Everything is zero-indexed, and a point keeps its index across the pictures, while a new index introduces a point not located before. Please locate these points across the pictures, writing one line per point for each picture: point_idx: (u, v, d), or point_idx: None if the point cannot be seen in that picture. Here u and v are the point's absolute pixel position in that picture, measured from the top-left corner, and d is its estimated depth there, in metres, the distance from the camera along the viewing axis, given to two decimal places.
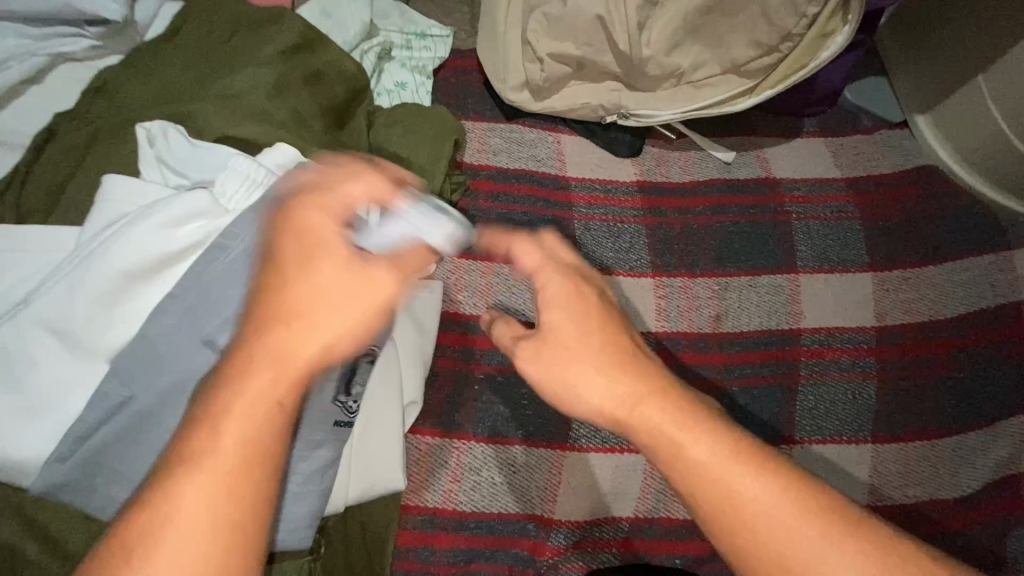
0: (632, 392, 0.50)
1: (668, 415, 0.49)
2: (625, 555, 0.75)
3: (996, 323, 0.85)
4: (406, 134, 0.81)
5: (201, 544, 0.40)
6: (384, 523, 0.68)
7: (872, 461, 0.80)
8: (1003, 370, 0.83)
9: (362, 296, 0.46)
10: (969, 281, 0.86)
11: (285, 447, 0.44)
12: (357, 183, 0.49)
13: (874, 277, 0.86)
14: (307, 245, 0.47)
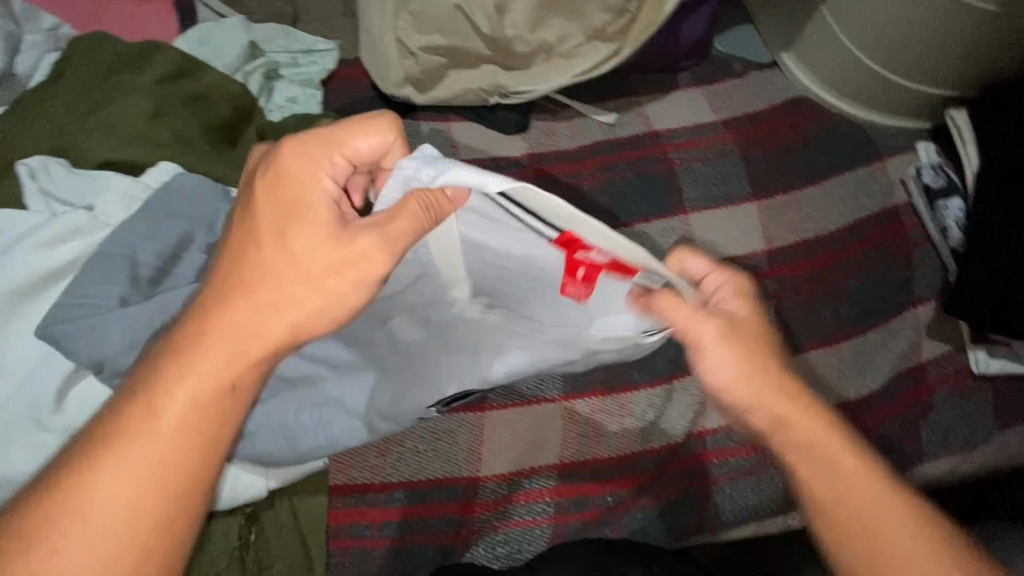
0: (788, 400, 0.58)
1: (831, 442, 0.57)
2: (558, 501, 0.78)
3: (878, 229, 0.90)
4: None
5: (134, 498, 0.47)
6: (312, 504, 0.71)
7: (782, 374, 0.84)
8: (887, 270, 0.88)
9: (337, 267, 0.51)
10: (848, 195, 0.92)
11: (161, 396, 0.49)
12: (362, 136, 0.50)
13: (759, 205, 0.92)
14: (287, 207, 0.51)
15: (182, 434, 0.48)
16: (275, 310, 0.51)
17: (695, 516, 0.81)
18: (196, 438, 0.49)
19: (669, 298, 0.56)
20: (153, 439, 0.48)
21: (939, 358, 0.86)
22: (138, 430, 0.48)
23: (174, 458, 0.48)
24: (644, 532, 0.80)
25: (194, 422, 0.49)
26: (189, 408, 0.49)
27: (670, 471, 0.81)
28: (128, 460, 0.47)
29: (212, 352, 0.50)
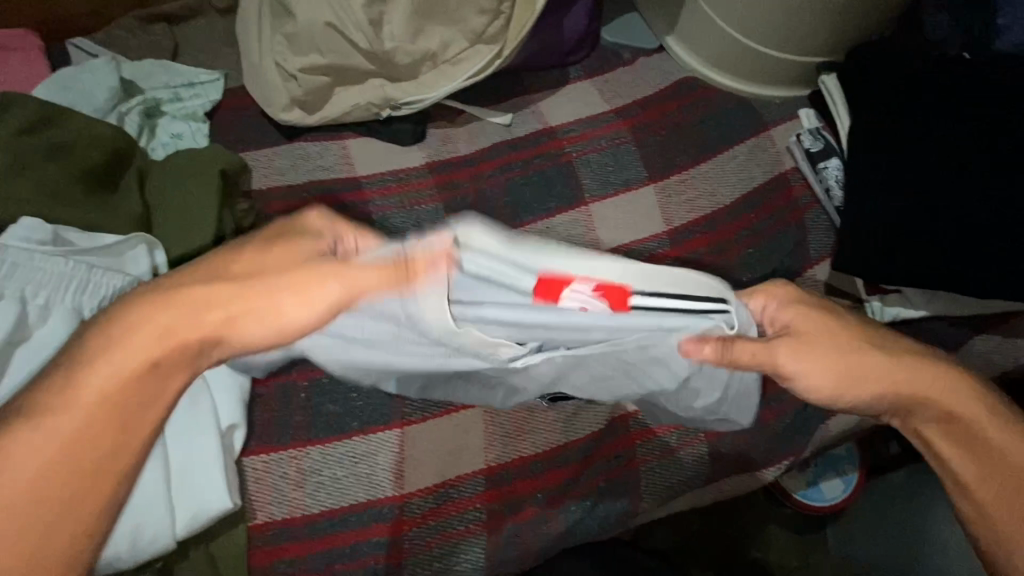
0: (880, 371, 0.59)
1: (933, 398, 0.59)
2: (489, 507, 0.77)
3: (770, 197, 0.93)
4: (179, 182, 0.83)
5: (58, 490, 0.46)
6: (226, 547, 0.69)
7: None
8: (783, 235, 0.91)
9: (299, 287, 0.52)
10: (738, 167, 0.95)
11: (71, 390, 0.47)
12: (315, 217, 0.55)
13: (657, 187, 0.94)
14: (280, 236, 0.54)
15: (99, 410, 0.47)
16: (204, 311, 0.50)
17: (630, 500, 0.82)
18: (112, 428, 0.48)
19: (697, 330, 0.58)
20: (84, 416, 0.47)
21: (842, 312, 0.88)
22: (66, 403, 0.47)
23: (91, 436, 0.47)
24: (580, 523, 0.80)
25: (116, 402, 0.48)
26: (113, 386, 0.48)
27: (598, 459, 0.82)
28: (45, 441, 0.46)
29: (136, 337, 0.49)
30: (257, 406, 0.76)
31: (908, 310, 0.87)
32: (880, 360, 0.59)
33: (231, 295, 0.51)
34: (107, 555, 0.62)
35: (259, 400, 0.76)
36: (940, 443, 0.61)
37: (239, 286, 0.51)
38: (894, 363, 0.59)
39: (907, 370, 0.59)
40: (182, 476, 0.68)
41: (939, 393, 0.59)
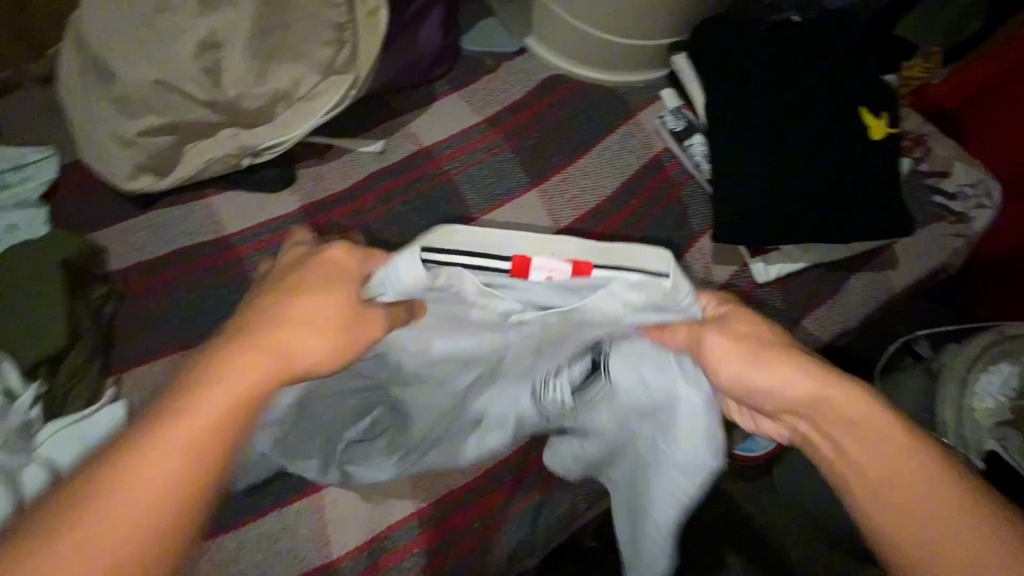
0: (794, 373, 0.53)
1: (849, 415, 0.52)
2: (427, 549, 0.75)
3: (648, 181, 0.96)
4: (18, 283, 0.78)
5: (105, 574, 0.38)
6: None
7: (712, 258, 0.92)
8: (666, 215, 0.94)
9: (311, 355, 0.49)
10: (614, 156, 0.97)
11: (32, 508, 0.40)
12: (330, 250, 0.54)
13: (539, 191, 0.95)
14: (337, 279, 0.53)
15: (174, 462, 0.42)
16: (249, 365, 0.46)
17: (569, 505, 0.82)
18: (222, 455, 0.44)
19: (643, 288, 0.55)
20: (182, 442, 0.42)
21: (729, 278, 0.93)
22: (177, 421, 0.43)
23: (161, 474, 0.41)
24: (523, 539, 0.79)
25: (214, 435, 0.44)
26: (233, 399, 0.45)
27: (529, 473, 0.81)
28: (145, 470, 0.41)
29: (247, 361, 0.46)
30: None
31: (787, 265, 0.92)
32: (798, 366, 0.53)
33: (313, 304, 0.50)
34: None
35: None
36: (858, 452, 0.52)
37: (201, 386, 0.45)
38: (818, 369, 0.53)
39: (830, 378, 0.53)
40: None
41: (855, 424, 0.52)
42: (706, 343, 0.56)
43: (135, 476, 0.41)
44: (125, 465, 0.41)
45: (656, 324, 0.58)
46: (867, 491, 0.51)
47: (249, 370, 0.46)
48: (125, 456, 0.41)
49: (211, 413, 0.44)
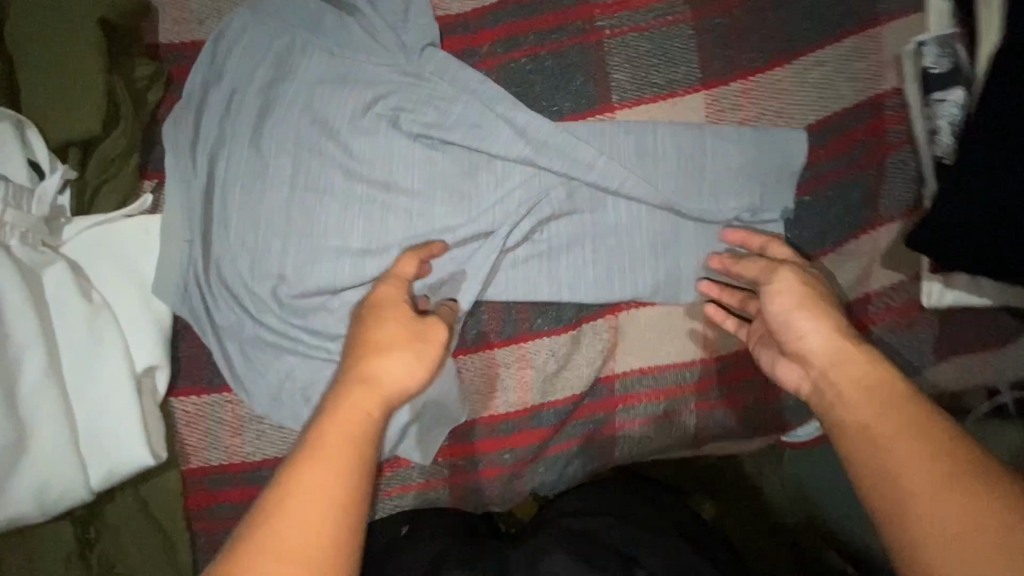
0: (822, 345, 0.53)
1: (868, 416, 0.47)
2: (453, 462, 0.71)
3: (851, 128, 0.72)
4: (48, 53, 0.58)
5: None
6: (173, 497, 0.62)
7: (883, 246, 0.73)
8: (854, 182, 0.72)
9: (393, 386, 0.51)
10: (823, 79, 0.71)
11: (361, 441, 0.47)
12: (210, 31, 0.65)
13: (709, 103, 0.71)
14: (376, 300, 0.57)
15: (356, 445, 0.46)
16: (390, 365, 0.51)
17: (600, 461, 0.76)
18: (366, 452, 0.47)
19: (407, 148, 0.66)
20: (367, 468, 0.46)
21: (887, 288, 0.74)
22: (314, 475, 0.44)
23: (363, 480, 0.45)
24: (549, 480, 0.75)
25: (375, 444, 0.48)
26: (341, 433, 0.46)
27: (574, 421, 0.74)
28: (315, 496, 0.43)
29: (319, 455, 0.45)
30: (182, 340, 0.63)
31: (972, 298, 0.71)
32: (830, 345, 0.52)
33: (402, 366, 0.51)
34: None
35: (184, 335, 0.63)
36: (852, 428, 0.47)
37: (378, 356, 0.52)
38: (861, 390, 0.48)
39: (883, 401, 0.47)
40: (88, 425, 0.57)
41: (909, 465, 0.42)
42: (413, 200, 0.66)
43: (353, 443, 0.46)
44: (337, 464, 0.45)
45: (446, 189, 0.67)
46: (862, 412, 0.47)
47: (356, 413, 0.48)
48: (328, 460, 0.45)
49: (358, 415, 0.48)
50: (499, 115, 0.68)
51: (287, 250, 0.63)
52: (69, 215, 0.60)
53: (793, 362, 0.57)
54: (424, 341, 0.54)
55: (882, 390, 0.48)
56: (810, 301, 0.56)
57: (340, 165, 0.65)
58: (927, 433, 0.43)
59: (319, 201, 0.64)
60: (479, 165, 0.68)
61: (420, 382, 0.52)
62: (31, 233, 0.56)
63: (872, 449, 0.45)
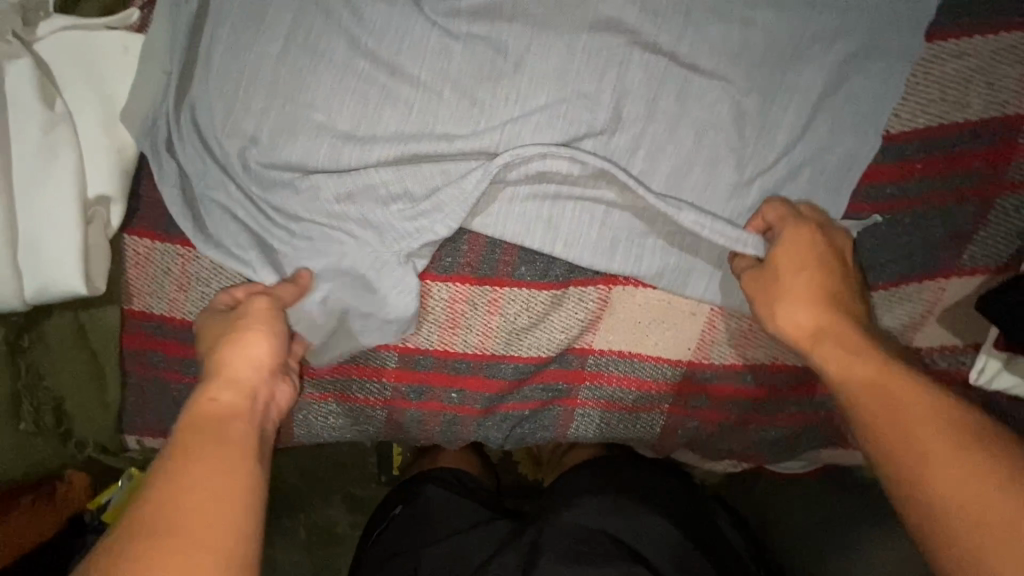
0: (808, 286, 0.53)
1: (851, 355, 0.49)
2: (397, 387, 0.66)
3: (962, 147, 0.57)
4: None
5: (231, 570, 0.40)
6: (109, 332, 0.61)
7: (950, 302, 0.60)
8: (943, 215, 0.58)
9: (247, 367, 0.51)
10: (952, 76, 0.56)
11: (224, 423, 0.47)
12: None
13: (801, 68, 0.56)
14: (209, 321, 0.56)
15: (223, 431, 0.47)
16: (250, 351, 0.52)
17: (552, 433, 0.71)
18: (238, 431, 0.47)
19: (424, 31, 0.57)
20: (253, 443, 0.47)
21: (933, 348, 0.62)
22: (189, 468, 0.44)
23: (244, 453, 0.46)
24: (495, 438, 0.71)
25: (244, 421, 0.48)
26: (204, 427, 0.47)
27: (534, 384, 0.68)
28: (199, 483, 0.43)
29: (188, 451, 0.45)
30: (145, 177, 0.60)
31: None
32: (794, 276, 0.54)
33: (253, 345, 0.52)
34: None
35: (148, 174, 0.60)
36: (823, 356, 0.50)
37: (221, 348, 0.52)
38: (810, 312, 0.52)
39: (840, 331, 0.51)
40: (27, 238, 0.55)
41: (881, 386, 0.46)
42: (418, 93, 0.58)
43: (216, 430, 0.46)
44: (217, 450, 0.45)
45: (455, 90, 0.58)
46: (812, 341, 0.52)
47: (222, 404, 0.48)
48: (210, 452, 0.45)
49: (218, 406, 0.48)
50: (540, 19, 0.57)
51: (267, 112, 0.57)
52: (52, 11, 0.55)
53: (791, 301, 0.53)
54: (254, 317, 0.54)
55: (829, 338, 0.51)
56: (805, 233, 0.55)
57: (346, 32, 0.57)
58: (925, 402, 0.44)
59: (314, 64, 0.56)
60: (500, 73, 0.58)
61: (275, 357, 0.53)
62: (1, 20, 0.52)
63: (868, 398, 0.46)
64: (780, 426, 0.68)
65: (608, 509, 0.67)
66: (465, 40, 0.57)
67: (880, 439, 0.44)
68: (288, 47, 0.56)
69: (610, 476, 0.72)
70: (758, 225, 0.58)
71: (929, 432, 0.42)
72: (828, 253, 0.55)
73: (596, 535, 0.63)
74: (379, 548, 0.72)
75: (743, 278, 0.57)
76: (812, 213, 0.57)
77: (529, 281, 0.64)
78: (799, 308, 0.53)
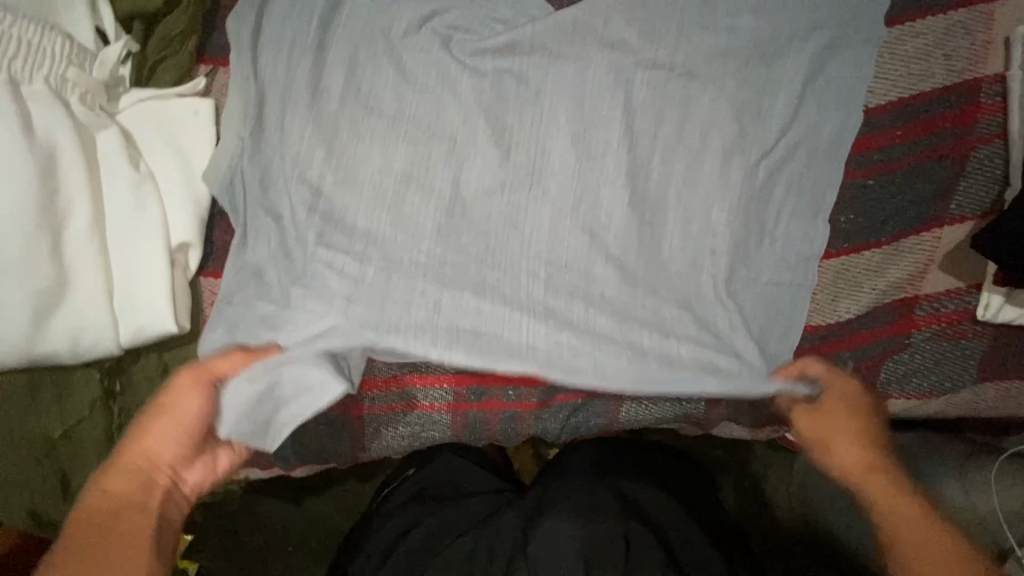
0: (855, 428, 0.62)
1: (892, 494, 0.58)
2: (457, 391, 0.72)
3: (935, 111, 0.65)
4: None
5: None
6: None
7: (944, 250, 0.67)
8: (926, 172, 0.66)
9: (158, 454, 0.57)
10: (914, 53, 0.65)
11: (109, 519, 0.53)
12: None
13: (784, 62, 0.65)
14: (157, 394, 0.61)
15: (108, 526, 0.52)
16: (151, 443, 0.56)
17: (604, 419, 0.76)
18: (122, 529, 0.53)
19: (456, 69, 0.65)
20: (143, 547, 0.52)
21: (937, 293, 0.69)
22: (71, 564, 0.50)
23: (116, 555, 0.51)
24: (552, 430, 0.75)
25: (133, 521, 0.53)
26: (92, 520, 0.52)
27: None
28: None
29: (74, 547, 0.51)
30: (217, 223, 0.66)
31: None
32: (841, 419, 0.63)
33: (157, 438, 0.57)
34: (35, 350, 0.58)
35: (221, 219, 0.66)
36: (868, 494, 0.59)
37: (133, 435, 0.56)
38: (858, 452, 0.61)
39: (886, 473, 0.59)
40: (120, 287, 0.60)
41: (919, 532, 0.54)
42: (454, 122, 0.65)
43: (103, 527, 0.52)
44: (103, 548, 0.51)
45: (488, 116, 0.66)
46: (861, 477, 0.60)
47: (115, 497, 0.54)
48: (101, 546, 0.51)
49: (106, 495, 0.54)
50: (554, 49, 0.66)
51: (326, 153, 0.64)
52: (128, 86, 0.63)
53: (837, 446, 0.62)
54: (170, 407, 0.57)
55: (874, 477, 0.59)
56: (841, 380, 0.65)
57: (389, 77, 0.65)
58: (949, 547, 0.53)
59: (364, 108, 0.64)
60: (523, 98, 0.66)
61: (181, 447, 0.58)
62: (91, 96, 0.59)
63: (912, 538, 0.54)
64: None
65: (600, 483, 0.76)
66: (493, 74, 0.66)
67: (913, 572, 0.53)
68: (341, 96, 0.64)
69: (618, 459, 0.81)
70: (794, 369, 0.66)
71: (950, 567, 0.51)
72: (865, 412, 0.63)
73: (596, 507, 0.72)
74: (398, 495, 0.80)
75: (795, 414, 0.66)
76: (834, 379, 0.65)
77: None
78: (852, 451, 0.61)
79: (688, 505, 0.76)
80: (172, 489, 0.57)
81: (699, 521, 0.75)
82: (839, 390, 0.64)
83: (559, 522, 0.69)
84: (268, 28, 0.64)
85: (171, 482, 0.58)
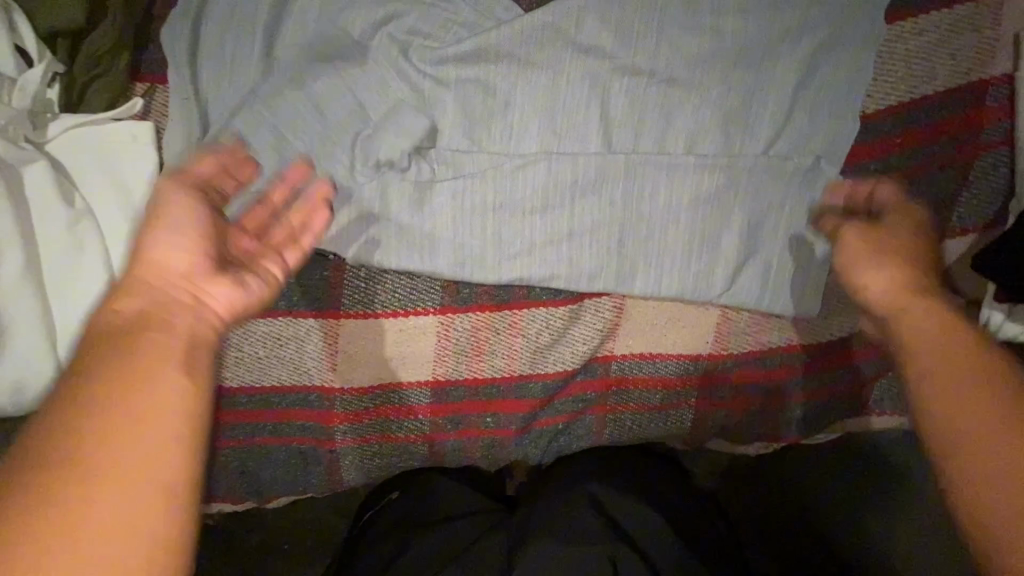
0: (904, 260, 0.49)
1: (935, 323, 0.44)
2: (433, 421, 0.69)
3: (937, 116, 0.60)
4: None
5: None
6: None
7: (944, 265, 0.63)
8: (927, 183, 0.61)
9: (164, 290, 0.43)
10: (916, 53, 0.60)
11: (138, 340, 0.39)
12: None
13: (774, 66, 0.60)
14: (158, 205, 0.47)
15: (177, 369, 0.39)
16: (167, 262, 0.44)
17: (587, 441, 0.74)
18: (168, 378, 0.38)
19: (417, 80, 0.60)
20: (174, 364, 0.39)
21: None
22: (138, 414, 0.36)
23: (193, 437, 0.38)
24: (534, 454, 0.73)
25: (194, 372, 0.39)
26: (130, 349, 0.39)
27: (563, 397, 0.70)
28: (134, 443, 0.35)
29: (116, 389, 0.37)
30: None
31: None
32: (887, 240, 0.50)
33: (165, 241, 0.45)
34: None
35: None
36: (910, 317, 0.45)
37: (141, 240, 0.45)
38: (901, 276, 0.48)
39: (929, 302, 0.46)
40: (65, 331, 0.57)
41: (960, 363, 0.41)
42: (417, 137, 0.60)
43: (156, 358, 0.39)
44: (129, 375, 0.38)
45: (455, 131, 0.61)
46: (902, 298, 0.47)
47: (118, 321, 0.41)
48: (126, 377, 0.37)
49: (120, 317, 0.41)
50: (523, 56, 0.60)
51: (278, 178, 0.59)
52: (58, 111, 0.57)
53: (871, 268, 0.49)
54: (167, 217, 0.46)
55: (916, 297, 0.46)
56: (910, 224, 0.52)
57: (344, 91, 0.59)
58: (985, 377, 0.39)
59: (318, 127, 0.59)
60: (490, 109, 0.61)
61: (195, 255, 0.45)
62: (14, 127, 0.54)
63: (948, 381, 0.40)
64: (804, 403, 0.71)
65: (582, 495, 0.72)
66: (458, 84, 0.60)
67: (916, 382, 0.42)
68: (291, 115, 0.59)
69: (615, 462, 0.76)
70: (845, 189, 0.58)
71: (981, 407, 0.38)
72: (916, 232, 0.51)
73: (581, 522, 0.69)
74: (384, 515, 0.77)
75: (842, 232, 0.53)
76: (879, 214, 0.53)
77: (544, 299, 0.67)
78: (894, 281, 0.48)
79: (680, 518, 0.72)
80: (195, 307, 0.43)
81: (687, 531, 0.71)
82: (886, 221, 0.52)
83: (541, 545, 0.66)
84: (207, 42, 0.59)
85: (192, 300, 0.44)
